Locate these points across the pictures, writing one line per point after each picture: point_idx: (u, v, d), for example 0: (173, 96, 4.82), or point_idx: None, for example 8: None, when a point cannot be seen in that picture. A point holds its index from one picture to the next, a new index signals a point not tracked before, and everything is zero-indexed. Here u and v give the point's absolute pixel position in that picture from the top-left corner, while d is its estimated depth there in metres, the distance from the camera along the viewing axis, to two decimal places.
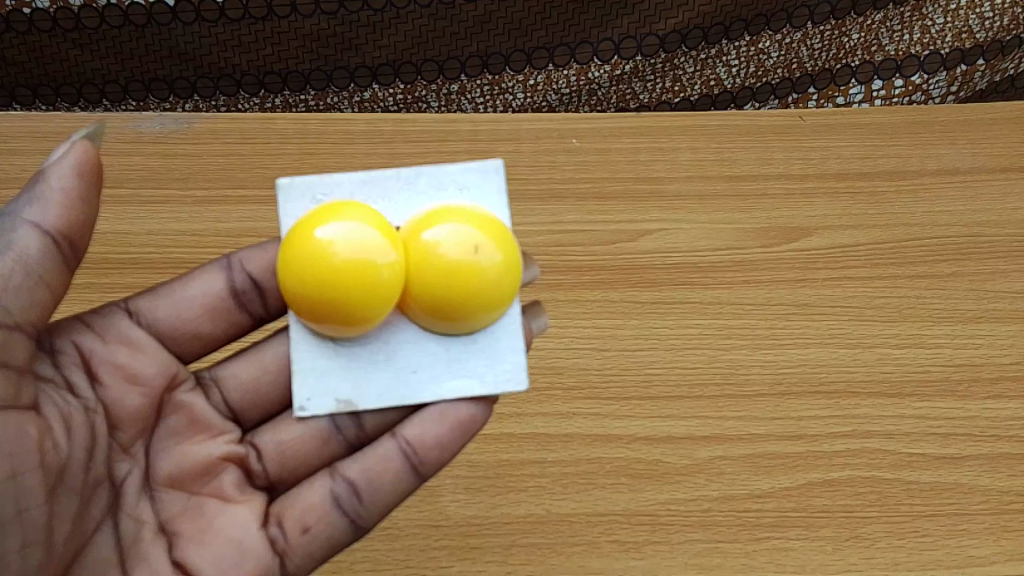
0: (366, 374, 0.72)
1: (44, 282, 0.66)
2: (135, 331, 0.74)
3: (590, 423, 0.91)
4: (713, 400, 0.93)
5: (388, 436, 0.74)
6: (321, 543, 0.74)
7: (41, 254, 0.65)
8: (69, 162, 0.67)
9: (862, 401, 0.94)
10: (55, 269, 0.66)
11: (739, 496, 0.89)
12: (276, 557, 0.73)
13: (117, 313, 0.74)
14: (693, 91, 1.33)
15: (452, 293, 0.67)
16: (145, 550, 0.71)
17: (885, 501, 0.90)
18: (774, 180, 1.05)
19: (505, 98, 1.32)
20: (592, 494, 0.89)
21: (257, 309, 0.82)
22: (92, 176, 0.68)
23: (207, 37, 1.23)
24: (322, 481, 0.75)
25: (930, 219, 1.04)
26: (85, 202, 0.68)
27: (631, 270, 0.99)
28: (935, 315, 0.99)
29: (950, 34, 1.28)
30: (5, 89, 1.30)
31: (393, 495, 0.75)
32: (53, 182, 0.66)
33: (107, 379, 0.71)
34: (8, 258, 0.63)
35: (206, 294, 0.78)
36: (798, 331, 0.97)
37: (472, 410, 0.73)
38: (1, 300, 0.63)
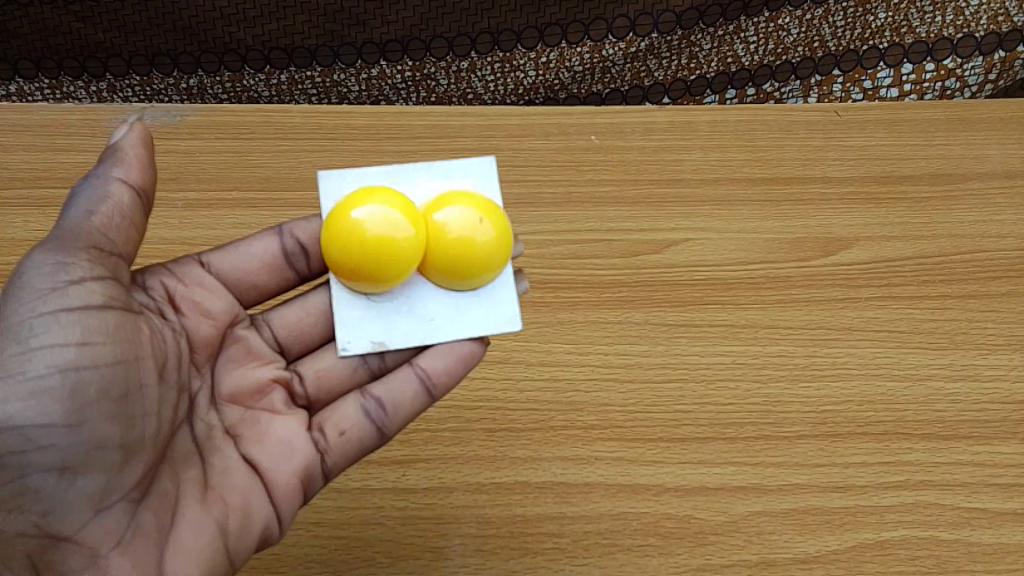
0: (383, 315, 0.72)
1: (131, 233, 0.66)
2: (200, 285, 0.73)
3: (613, 470, 0.80)
4: (750, 443, 0.82)
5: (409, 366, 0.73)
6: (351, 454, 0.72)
7: (131, 209, 0.66)
8: (114, 190, 0.65)
9: (914, 445, 0.83)
10: (136, 224, 0.67)
11: (781, 561, 0.76)
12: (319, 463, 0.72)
13: (195, 270, 0.74)
14: (709, 68, 1.23)
15: (468, 271, 0.70)
16: (217, 445, 0.71)
17: (944, 567, 0.77)
18: (818, 182, 0.99)
19: (516, 75, 1.23)
20: (617, 558, 0.76)
21: (305, 273, 0.79)
22: (130, 189, 0.66)
23: (212, 11, 1.15)
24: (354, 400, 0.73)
25: (981, 230, 0.97)
26: (128, 220, 0.66)
27: (656, 288, 0.91)
28: (990, 342, 0.90)
29: (986, 17, 1.19)
30: (8, 61, 1.22)
31: (414, 412, 0.73)
32: (98, 209, 0.64)
33: (183, 309, 0.72)
34: (107, 208, 0.64)
35: (267, 260, 0.76)
36: (841, 360, 0.87)
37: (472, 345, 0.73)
38: (103, 240, 0.64)
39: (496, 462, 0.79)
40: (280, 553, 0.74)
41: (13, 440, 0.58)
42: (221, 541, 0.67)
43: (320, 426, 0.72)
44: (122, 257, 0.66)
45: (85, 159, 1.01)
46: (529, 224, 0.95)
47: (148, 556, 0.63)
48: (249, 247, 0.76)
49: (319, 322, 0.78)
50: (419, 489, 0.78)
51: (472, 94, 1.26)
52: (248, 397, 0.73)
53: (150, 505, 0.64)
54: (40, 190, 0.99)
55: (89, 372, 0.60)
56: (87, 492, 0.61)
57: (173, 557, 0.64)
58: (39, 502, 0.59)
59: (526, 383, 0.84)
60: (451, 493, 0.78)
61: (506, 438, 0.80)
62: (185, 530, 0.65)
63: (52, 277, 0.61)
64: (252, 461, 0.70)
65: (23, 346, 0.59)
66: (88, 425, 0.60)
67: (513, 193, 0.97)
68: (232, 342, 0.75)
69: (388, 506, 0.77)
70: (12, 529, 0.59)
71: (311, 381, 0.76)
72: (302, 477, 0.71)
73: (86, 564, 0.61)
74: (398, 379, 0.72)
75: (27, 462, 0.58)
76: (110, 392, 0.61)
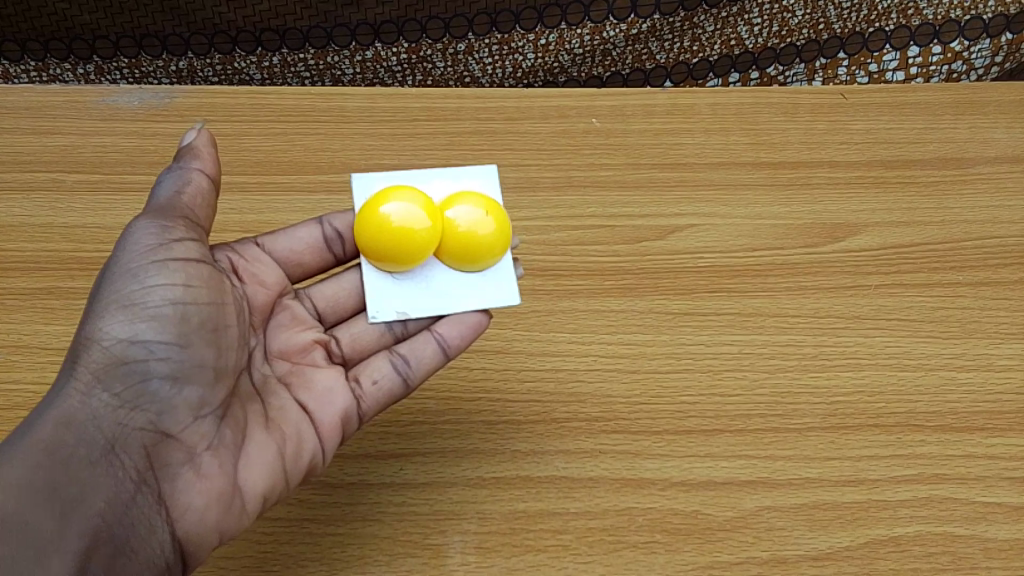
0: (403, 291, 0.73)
1: (208, 217, 0.71)
2: (256, 260, 0.74)
3: (618, 464, 0.77)
4: (757, 436, 0.79)
5: (427, 331, 0.73)
6: (382, 404, 0.72)
7: (209, 195, 0.70)
8: (196, 176, 0.69)
9: (927, 437, 0.80)
10: (212, 210, 0.71)
11: (792, 558, 0.73)
12: (361, 410, 0.72)
13: (250, 248, 0.74)
14: (712, 50, 1.20)
15: (481, 252, 0.72)
16: (274, 388, 0.71)
17: (959, 564, 0.74)
18: (822, 168, 0.97)
19: (515, 58, 1.20)
20: (622, 556, 0.72)
21: (345, 257, 0.79)
22: (209, 178, 0.71)
23: None
24: (382, 358, 0.73)
25: (992, 216, 0.95)
26: (208, 205, 0.70)
27: (660, 276, 0.88)
28: (1003, 331, 0.87)
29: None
30: None
31: (433, 372, 0.73)
32: (184, 190, 0.68)
33: (242, 274, 0.73)
34: (190, 190, 0.69)
35: (311, 247, 0.77)
36: (850, 349, 0.85)
37: (479, 317, 0.73)
38: (190, 218, 0.68)
39: (496, 456, 0.77)
40: (273, 551, 0.71)
41: (135, 349, 0.63)
42: (285, 465, 0.68)
43: (356, 378, 0.72)
44: (205, 237, 0.70)
45: (71, 142, 0.97)
46: (531, 210, 0.92)
47: (231, 465, 0.66)
48: (298, 232, 0.76)
49: (355, 297, 0.77)
50: (416, 484, 0.75)
51: (469, 78, 1.22)
52: (296, 352, 0.73)
53: (231, 422, 0.67)
54: (23, 175, 0.95)
55: (194, 304, 0.65)
56: (189, 403, 0.64)
57: (252, 468, 0.67)
58: (153, 403, 0.64)
59: (527, 374, 0.81)
60: (450, 488, 0.75)
61: (508, 430, 0.77)
62: (258, 446, 0.68)
63: (156, 234, 0.65)
64: (306, 403, 0.71)
65: (140, 276, 0.64)
66: (194, 346, 0.64)
67: (514, 177, 0.94)
68: (283, 307, 0.75)
69: (384, 502, 0.74)
70: (126, 426, 0.63)
71: (346, 345, 0.75)
72: (347, 423, 0.71)
73: (182, 461, 0.65)
74: (418, 340, 0.72)
75: (145, 370, 0.63)
76: (210, 321, 0.66)
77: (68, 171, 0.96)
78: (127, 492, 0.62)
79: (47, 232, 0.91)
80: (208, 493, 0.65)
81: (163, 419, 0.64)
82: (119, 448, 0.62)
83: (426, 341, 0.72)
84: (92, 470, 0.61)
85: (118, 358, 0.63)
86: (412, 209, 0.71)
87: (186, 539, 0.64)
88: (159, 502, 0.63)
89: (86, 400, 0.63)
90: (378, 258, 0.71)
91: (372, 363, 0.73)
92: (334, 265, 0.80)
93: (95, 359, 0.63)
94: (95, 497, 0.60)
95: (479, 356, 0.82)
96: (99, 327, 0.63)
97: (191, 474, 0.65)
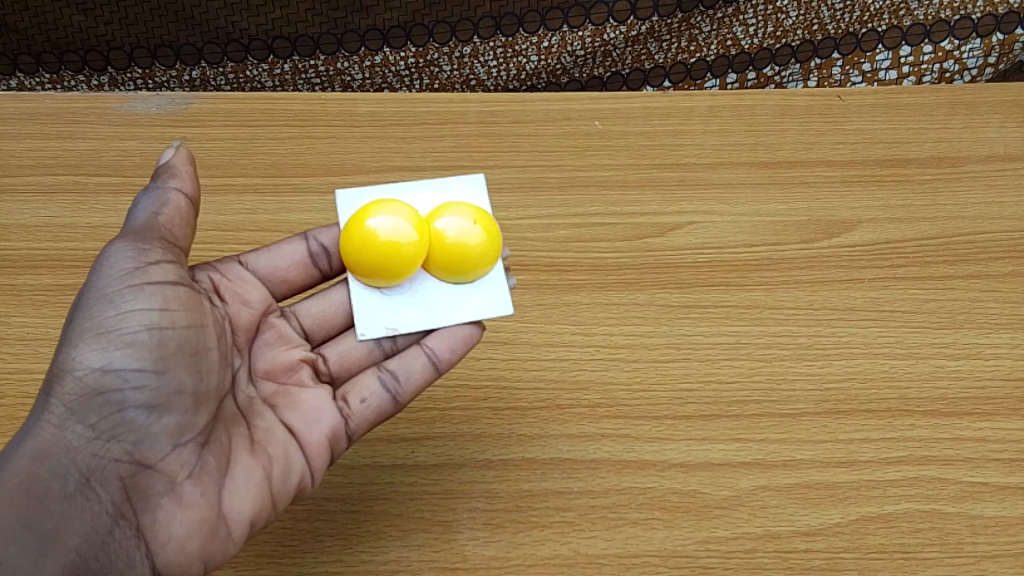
0: (396, 307, 0.76)
1: (189, 233, 0.74)
2: (243, 277, 0.78)
3: (619, 447, 0.80)
4: (753, 420, 0.82)
5: (417, 347, 0.75)
6: (371, 420, 0.75)
7: (187, 213, 0.74)
8: (174, 196, 0.73)
9: (917, 421, 0.83)
10: (193, 227, 0.75)
11: (785, 533, 0.76)
12: (344, 426, 0.74)
13: (235, 268, 0.78)
14: (709, 51, 1.24)
15: (467, 263, 0.76)
16: (258, 410, 0.74)
17: (947, 539, 0.76)
18: (816, 166, 1.00)
19: (519, 60, 1.24)
20: (624, 531, 0.75)
21: (331, 270, 0.83)
22: (186, 197, 0.74)
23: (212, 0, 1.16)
24: (370, 375, 0.75)
25: (982, 211, 0.98)
26: (186, 224, 0.73)
27: (660, 269, 0.92)
28: (992, 321, 0.90)
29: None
30: (8, 57, 1.23)
31: (425, 388, 0.76)
32: (161, 211, 0.72)
33: (225, 295, 0.76)
34: (168, 210, 0.72)
35: (296, 262, 0.81)
36: (844, 339, 0.88)
37: (472, 330, 0.75)
38: (167, 237, 0.71)
39: (503, 440, 0.80)
40: (292, 528, 0.75)
41: (110, 380, 0.66)
42: (269, 488, 0.70)
43: (343, 396, 0.75)
44: (183, 257, 0.73)
45: (92, 147, 1.02)
46: (536, 209, 0.96)
47: (213, 492, 0.68)
48: (283, 249, 0.80)
49: (341, 312, 0.80)
50: (427, 466, 0.78)
51: (475, 80, 1.27)
52: (282, 371, 0.76)
53: (211, 450, 0.69)
54: (47, 178, 0.99)
55: (169, 330, 0.67)
56: (165, 432, 0.67)
57: (235, 493, 0.69)
58: (131, 434, 0.66)
59: (533, 363, 0.85)
60: (459, 469, 0.78)
61: (514, 416, 0.81)
62: (241, 472, 0.69)
63: (133, 260, 0.68)
64: (290, 423, 0.74)
65: (114, 306, 0.67)
66: (169, 373, 0.67)
67: (518, 178, 0.98)
68: (269, 326, 0.78)
69: (396, 482, 0.77)
70: (104, 458, 0.65)
71: (334, 362, 0.78)
72: (335, 441, 0.74)
73: (162, 491, 0.67)
74: (408, 355, 0.74)
75: (120, 400, 0.66)
76: (186, 345, 0.68)
77: (89, 174, 1.00)
78: (104, 526, 0.64)
79: (72, 232, 0.95)
80: (189, 520, 0.66)
81: (141, 449, 0.66)
82: (96, 481, 0.65)
83: (415, 357, 0.74)
84: (69, 503, 0.64)
85: (93, 390, 0.65)
86: (396, 226, 0.74)
87: (168, 571, 0.66)
88: (138, 534, 0.65)
89: (62, 435, 0.65)
90: (368, 274, 0.75)
91: (361, 379, 0.75)
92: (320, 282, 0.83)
93: (70, 392, 0.65)
94: (73, 530, 0.63)
95: (486, 347, 0.86)
96: (74, 359, 0.65)
97: (171, 504, 0.66)
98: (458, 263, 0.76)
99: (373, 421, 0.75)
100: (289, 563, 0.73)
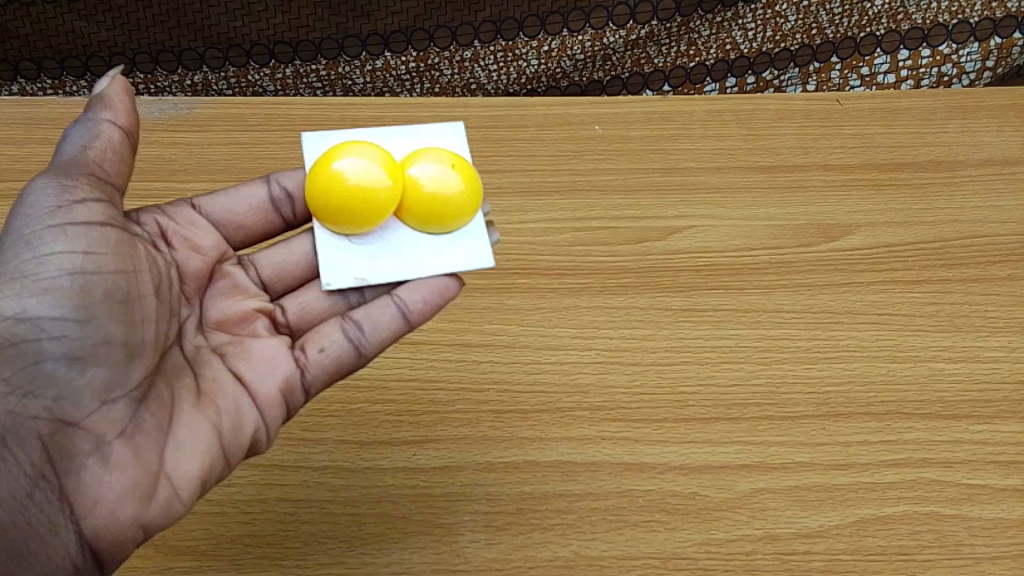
0: (370, 257, 0.74)
1: (124, 166, 0.71)
2: (195, 220, 0.77)
3: (620, 450, 0.80)
4: (752, 423, 0.82)
5: (386, 297, 0.72)
6: (332, 371, 0.72)
7: (122, 144, 0.70)
8: (106, 128, 0.69)
9: (915, 424, 0.83)
10: (129, 161, 0.71)
11: (784, 535, 0.76)
12: (301, 376, 0.72)
13: (185, 211, 0.76)
14: (708, 55, 1.25)
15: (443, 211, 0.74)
16: (207, 359, 0.72)
17: (946, 541, 0.77)
18: (815, 170, 1.01)
19: (519, 64, 1.24)
20: (624, 533, 0.76)
21: (291, 218, 0.82)
22: (121, 130, 0.70)
23: (215, 6, 1.17)
24: (334, 325, 0.73)
25: (981, 215, 0.99)
26: (120, 157, 0.70)
27: (660, 273, 0.92)
28: (990, 324, 0.91)
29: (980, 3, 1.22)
30: (10, 63, 1.24)
31: (394, 341, 0.73)
32: (92, 144, 0.68)
33: (174, 239, 0.74)
34: (98, 141, 0.69)
35: (254, 208, 0.79)
36: (843, 342, 0.88)
37: (448, 283, 0.73)
38: (98, 169, 0.68)
39: (504, 443, 0.80)
40: (294, 530, 0.75)
41: (27, 329, 0.62)
42: (216, 443, 0.67)
43: (303, 346, 0.73)
44: (115, 195, 0.69)
45: None
46: (536, 214, 0.96)
47: (149, 453, 0.64)
48: (241, 194, 0.79)
49: (303, 261, 0.79)
50: (429, 468, 0.79)
51: (475, 84, 1.27)
52: (236, 322, 0.74)
53: (150, 407, 0.66)
54: None
55: (95, 273, 0.64)
56: (93, 386, 0.62)
57: (175, 454, 0.65)
58: (51, 389, 0.62)
59: (534, 366, 0.85)
60: (460, 471, 0.79)
61: (514, 419, 0.81)
62: (184, 429, 0.66)
63: (57, 195, 0.65)
64: (241, 374, 0.71)
65: (34, 248, 0.63)
66: (95, 320, 0.63)
67: (519, 182, 0.99)
68: (222, 274, 0.77)
69: (398, 484, 0.78)
70: (21, 416, 0.61)
71: (293, 313, 0.76)
72: (289, 394, 0.72)
73: (88, 452, 0.62)
74: (377, 306, 0.72)
75: (38, 352, 0.62)
76: (115, 293, 0.64)
77: None
78: (24, 491, 0.61)
79: None
80: (119, 484, 0.62)
81: (63, 407, 0.62)
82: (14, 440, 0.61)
83: (383, 308, 0.72)
84: None
85: (8, 340, 0.62)
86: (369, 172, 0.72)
87: (95, 538, 0.62)
88: (61, 498, 0.62)
89: None
90: (340, 220, 0.73)
91: (324, 329, 0.73)
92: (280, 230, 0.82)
93: None
94: None
95: (487, 350, 0.86)
96: None
97: (98, 466, 0.62)
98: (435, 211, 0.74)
99: (335, 373, 0.73)
100: (292, 565, 0.73)
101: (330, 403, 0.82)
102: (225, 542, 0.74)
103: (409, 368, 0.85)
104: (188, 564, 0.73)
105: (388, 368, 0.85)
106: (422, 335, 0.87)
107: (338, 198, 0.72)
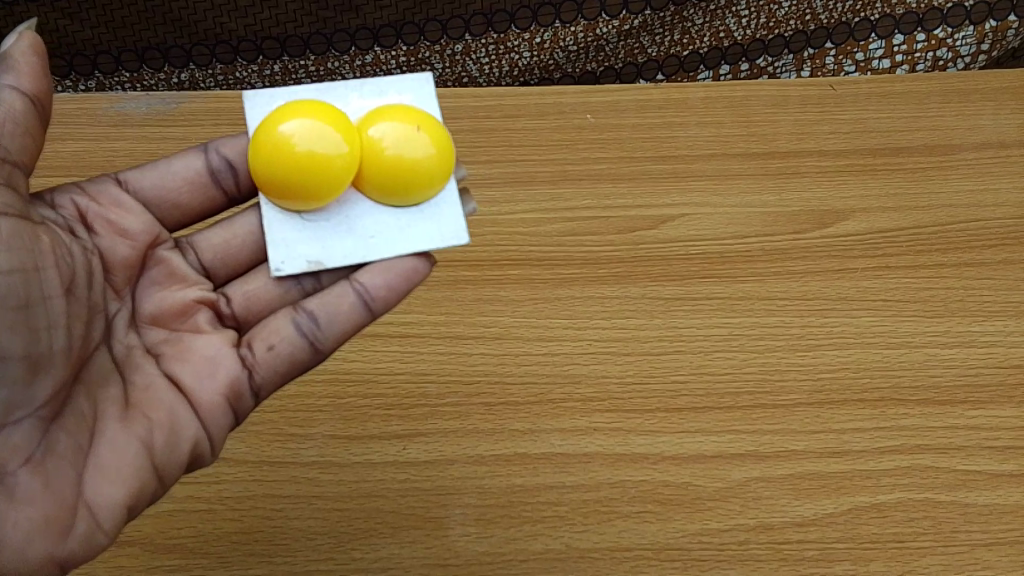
0: (328, 237, 0.71)
1: (31, 137, 0.64)
2: (123, 197, 0.72)
3: (611, 440, 0.80)
4: (746, 412, 0.82)
5: (344, 281, 0.70)
6: (284, 365, 0.70)
7: (26, 113, 0.64)
8: (6, 96, 0.63)
9: (910, 410, 0.82)
10: (36, 130, 0.65)
11: (778, 524, 0.76)
12: (245, 373, 0.69)
13: (110, 188, 0.72)
14: (702, 43, 1.24)
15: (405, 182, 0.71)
16: (138, 361, 0.68)
17: (941, 528, 0.76)
18: (809, 157, 1.00)
19: (511, 57, 1.23)
20: (615, 524, 0.75)
21: (231, 189, 0.78)
22: (25, 96, 0.64)
23: (201, 2, 1.16)
24: (285, 315, 0.70)
25: (976, 200, 0.98)
26: (23, 128, 0.63)
27: (653, 262, 0.92)
28: (985, 309, 0.90)
29: None
30: None
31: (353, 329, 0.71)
32: None
33: (96, 223, 0.70)
34: None
35: (190, 178, 0.75)
36: (837, 329, 0.87)
37: (415, 264, 0.71)
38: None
39: (494, 435, 0.80)
40: (283, 526, 0.74)
41: None
42: (147, 461, 0.64)
43: (250, 342, 0.70)
44: (31, 100, 0.64)
45: (82, 147, 1.01)
46: (527, 205, 0.96)
47: (61, 481, 0.60)
48: (175, 165, 0.75)
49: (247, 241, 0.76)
50: (419, 463, 0.78)
51: (467, 78, 1.26)
52: (173, 315, 0.71)
53: (64, 427, 0.62)
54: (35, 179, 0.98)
55: None
56: None
57: (92, 478, 0.62)
58: None
59: (525, 357, 0.84)
60: (451, 465, 0.78)
61: (505, 411, 0.81)
62: (107, 451, 0.63)
63: None
64: (176, 377, 0.68)
65: None
66: None
67: (510, 172, 0.98)
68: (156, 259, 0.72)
69: (387, 479, 0.77)
70: None
71: (239, 301, 0.73)
72: (233, 395, 0.69)
73: None
74: (336, 294, 0.70)
75: None
76: (11, 298, 0.58)
77: (78, 174, 0.98)
78: None
79: None
80: (28, 520, 0.58)
81: None
82: None
83: (341, 295, 0.70)
84: None
85: None
86: (322, 138, 0.69)
87: None
88: None
89: None
90: (293, 192, 0.70)
91: (274, 321, 0.70)
92: (222, 202, 0.78)
93: None
94: None
95: (477, 342, 0.85)
96: None
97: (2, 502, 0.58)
98: (396, 182, 0.71)
99: (287, 366, 0.70)
100: (280, 562, 0.73)
101: (320, 398, 0.81)
102: (214, 539, 0.74)
103: (400, 361, 0.84)
104: (177, 563, 0.72)
105: (377, 361, 0.84)
106: (412, 327, 0.86)
107: (287, 171, 0.69)
